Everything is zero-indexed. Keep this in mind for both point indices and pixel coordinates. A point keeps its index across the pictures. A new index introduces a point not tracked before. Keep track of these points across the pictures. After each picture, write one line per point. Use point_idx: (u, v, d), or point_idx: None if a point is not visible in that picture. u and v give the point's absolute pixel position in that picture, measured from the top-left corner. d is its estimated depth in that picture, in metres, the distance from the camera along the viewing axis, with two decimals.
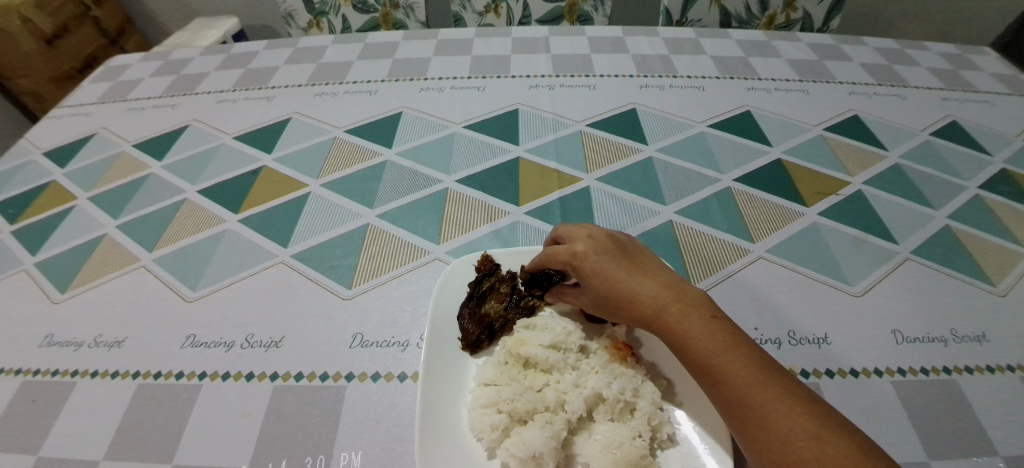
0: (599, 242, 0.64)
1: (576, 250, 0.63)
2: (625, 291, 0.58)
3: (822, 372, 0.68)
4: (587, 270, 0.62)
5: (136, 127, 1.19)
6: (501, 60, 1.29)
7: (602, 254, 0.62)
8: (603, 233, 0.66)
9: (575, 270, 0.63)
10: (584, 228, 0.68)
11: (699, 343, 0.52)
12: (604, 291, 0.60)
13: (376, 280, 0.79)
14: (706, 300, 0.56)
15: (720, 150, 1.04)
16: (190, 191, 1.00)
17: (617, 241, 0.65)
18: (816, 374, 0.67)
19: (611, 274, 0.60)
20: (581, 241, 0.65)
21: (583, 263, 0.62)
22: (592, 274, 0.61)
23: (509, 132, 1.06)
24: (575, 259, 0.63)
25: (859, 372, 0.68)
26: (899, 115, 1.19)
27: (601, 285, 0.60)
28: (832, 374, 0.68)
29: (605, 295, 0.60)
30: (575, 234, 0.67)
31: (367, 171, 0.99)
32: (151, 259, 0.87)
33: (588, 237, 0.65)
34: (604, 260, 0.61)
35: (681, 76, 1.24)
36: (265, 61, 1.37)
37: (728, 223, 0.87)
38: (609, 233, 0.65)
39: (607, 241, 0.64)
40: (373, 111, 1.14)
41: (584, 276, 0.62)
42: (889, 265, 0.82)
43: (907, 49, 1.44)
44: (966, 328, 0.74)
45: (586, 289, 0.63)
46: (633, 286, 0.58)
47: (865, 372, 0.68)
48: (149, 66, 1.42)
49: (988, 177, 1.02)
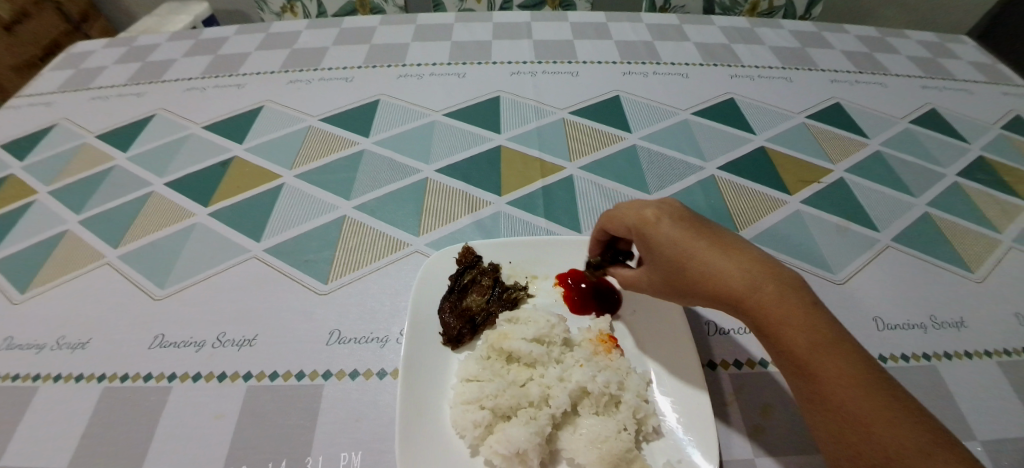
0: (674, 215, 0.59)
1: (647, 217, 0.59)
2: (705, 263, 0.53)
3: None
4: (659, 242, 0.57)
5: (99, 116, 1.12)
6: (483, 45, 1.26)
7: (678, 223, 0.58)
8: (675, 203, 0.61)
9: (644, 239, 0.59)
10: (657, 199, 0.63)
11: (792, 326, 0.48)
12: (679, 262, 0.55)
13: (354, 274, 0.76)
14: (799, 283, 0.52)
15: (704, 138, 1.03)
16: (157, 184, 0.95)
17: (692, 215, 0.60)
18: None
19: (688, 244, 0.55)
20: (654, 211, 0.60)
21: (654, 230, 0.58)
22: (666, 243, 0.57)
23: (491, 120, 1.04)
24: (647, 226, 0.59)
25: None
26: (880, 103, 1.19)
27: (675, 255, 0.56)
28: None
29: (678, 267, 0.55)
30: (647, 201, 0.62)
31: (344, 161, 0.95)
32: (117, 255, 0.82)
33: (662, 209, 0.60)
34: (680, 228, 0.57)
35: (665, 63, 1.23)
36: (236, 47, 1.31)
37: (712, 211, 0.87)
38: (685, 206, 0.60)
39: (684, 214, 0.59)
40: (350, 99, 1.10)
41: (654, 245, 0.58)
42: (870, 253, 0.83)
43: (887, 37, 1.45)
44: (945, 315, 0.75)
45: (655, 260, 0.58)
46: (717, 258, 0.53)
47: None
48: (112, 52, 1.35)
49: (966, 165, 1.04)
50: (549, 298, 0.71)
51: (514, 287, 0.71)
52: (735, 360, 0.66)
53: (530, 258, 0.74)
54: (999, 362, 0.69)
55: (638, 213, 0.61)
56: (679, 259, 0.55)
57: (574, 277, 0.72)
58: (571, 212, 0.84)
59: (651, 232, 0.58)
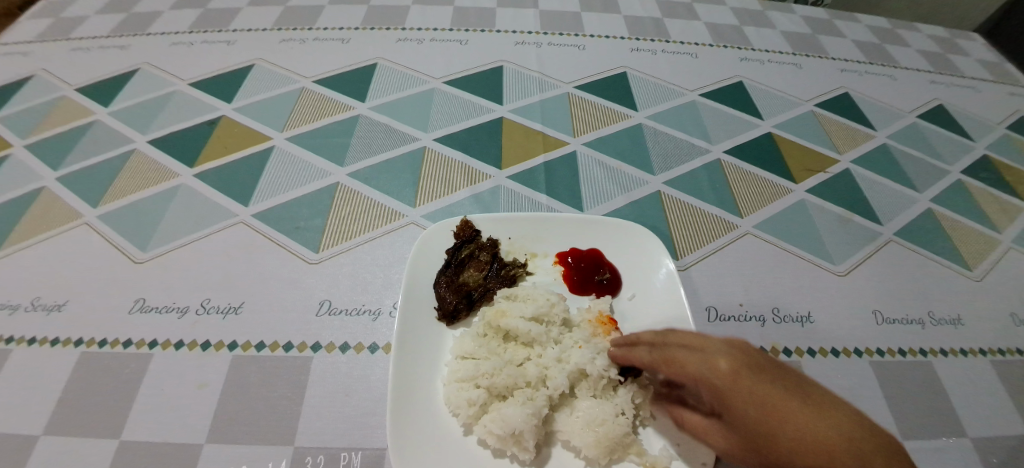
0: (744, 356, 0.44)
1: (719, 364, 0.44)
2: (804, 440, 0.36)
3: (874, 351, 0.69)
4: (735, 397, 0.42)
5: (79, 69, 1.05)
6: (486, 13, 1.20)
7: (761, 373, 0.42)
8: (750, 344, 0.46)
9: (716, 394, 0.43)
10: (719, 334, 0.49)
11: None
12: (763, 431, 0.39)
13: (346, 244, 0.73)
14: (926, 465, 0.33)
15: (712, 120, 1.00)
16: (139, 142, 0.89)
17: (767, 357, 0.44)
18: (869, 353, 0.69)
19: (772, 408, 0.39)
20: (718, 350, 0.46)
21: (727, 380, 0.43)
22: (745, 402, 0.41)
23: (492, 91, 0.99)
24: (719, 379, 0.43)
25: (885, 351, 0.69)
26: (889, 96, 1.17)
27: (760, 421, 0.39)
28: (883, 353, 0.69)
29: (767, 439, 0.38)
30: (709, 341, 0.48)
31: (338, 126, 0.91)
32: (96, 215, 0.78)
33: (727, 347, 0.46)
34: (764, 387, 0.40)
35: (674, 42, 1.19)
36: (226, 1, 1.23)
37: (717, 196, 0.85)
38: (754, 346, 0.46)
39: (755, 357, 0.44)
40: (345, 61, 1.04)
41: (729, 404, 0.42)
42: (873, 245, 0.82)
43: (899, 29, 1.42)
44: (942, 311, 0.75)
45: (731, 419, 0.42)
46: (816, 426, 0.36)
47: (890, 351, 0.69)
48: (94, 1, 1.26)
49: (970, 162, 1.03)
50: (548, 276, 0.69)
51: (513, 264, 0.68)
52: None
53: (530, 235, 0.71)
54: (992, 360, 0.70)
55: (703, 359, 0.46)
56: (768, 429, 0.39)
57: (574, 255, 0.70)
58: (573, 190, 0.82)
59: (723, 383, 0.43)
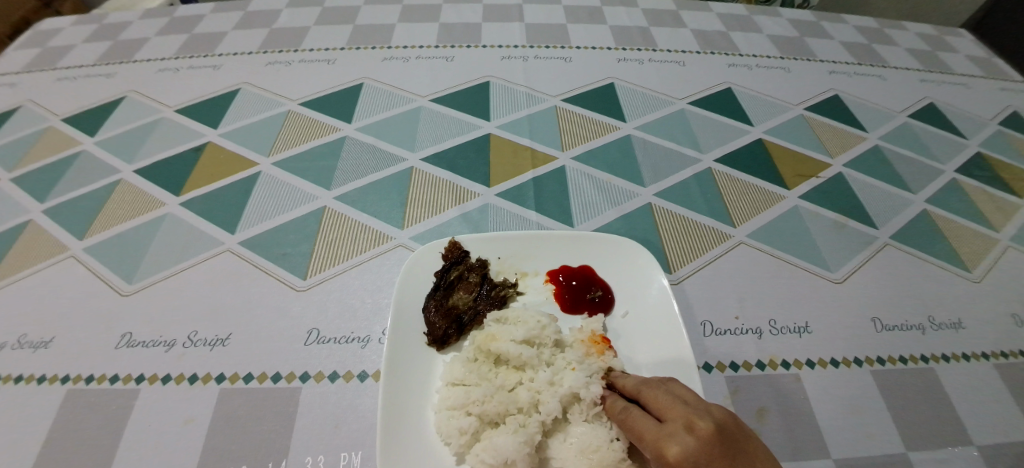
0: (698, 444, 0.41)
1: (671, 452, 0.42)
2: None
3: (874, 360, 0.68)
4: None
5: (66, 98, 1.05)
6: (473, 28, 1.20)
7: None
8: (715, 423, 0.42)
9: None
10: (684, 405, 0.45)
11: None
12: None
13: (333, 269, 0.72)
14: None
15: (701, 128, 1.00)
16: (126, 171, 0.89)
17: (727, 445, 0.40)
18: (869, 362, 0.67)
19: None
20: (675, 435, 0.43)
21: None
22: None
23: (479, 107, 0.99)
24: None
25: (886, 360, 0.68)
26: (879, 96, 1.17)
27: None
28: (884, 361, 0.68)
29: None
30: (672, 417, 0.45)
31: (324, 148, 0.90)
32: (82, 247, 0.77)
33: (685, 431, 0.43)
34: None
35: (661, 50, 1.19)
36: (212, 26, 1.23)
37: (709, 206, 0.84)
38: (717, 426, 0.42)
39: (712, 446, 0.40)
40: (331, 83, 1.04)
41: None
42: (869, 250, 0.81)
43: (886, 29, 1.42)
44: (942, 315, 0.74)
45: None
46: None
47: (890, 359, 0.68)
48: (82, 30, 1.26)
49: (964, 161, 1.03)
50: (539, 296, 0.68)
51: (503, 285, 0.67)
52: (732, 362, 0.65)
53: (520, 254, 0.70)
54: (995, 364, 0.69)
55: (659, 440, 0.44)
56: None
57: (565, 273, 0.69)
58: (563, 205, 0.81)
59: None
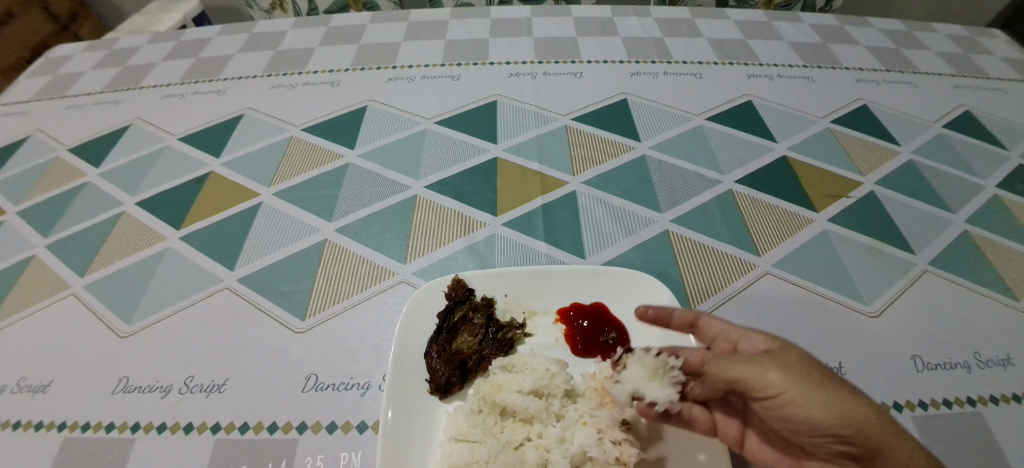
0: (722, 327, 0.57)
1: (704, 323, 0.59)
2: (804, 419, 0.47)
3: (915, 404, 0.62)
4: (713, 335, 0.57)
5: (74, 127, 1.05)
6: (479, 44, 1.17)
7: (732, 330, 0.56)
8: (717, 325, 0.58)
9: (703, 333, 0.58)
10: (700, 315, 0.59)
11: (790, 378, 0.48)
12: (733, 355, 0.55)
13: (333, 308, 0.69)
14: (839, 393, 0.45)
15: (720, 146, 0.94)
16: (129, 203, 0.88)
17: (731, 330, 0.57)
18: (910, 407, 0.61)
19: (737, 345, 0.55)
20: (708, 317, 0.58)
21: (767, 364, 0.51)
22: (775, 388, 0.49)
23: (486, 128, 0.95)
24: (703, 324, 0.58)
25: (928, 404, 0.62)
26: (910, 105, 1.10)
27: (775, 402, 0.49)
28: (926, 406, 0.62)
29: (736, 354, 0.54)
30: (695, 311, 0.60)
31: (327, 176, 0.88)
32: (83, 284, 0.75)
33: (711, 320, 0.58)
34: (818, 364, 0.47)
35: (676, 62, 1.14)
36: (218, 49, 1.22)
37: (731, 232, 0.78)
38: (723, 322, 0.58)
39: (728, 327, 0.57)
40: (334, 106, 1.02)
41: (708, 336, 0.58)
42: (906, 279, 0.75)
43: (914, 31, 1.35)
44: (989, 351, 0.67)
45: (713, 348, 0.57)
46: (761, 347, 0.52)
47: (933, 404, 0.62)
48: (91, 56, 1.27)
49: (1005, 174, 0.95)
50: (548, 338, 0.64)
51: (510, 326, 0.64)
52: None
53: (528, 291, 0.66)
54: None
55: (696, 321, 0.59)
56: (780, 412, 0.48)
57: (577, 311, 0.65)
58: (574, 234, 0.76)
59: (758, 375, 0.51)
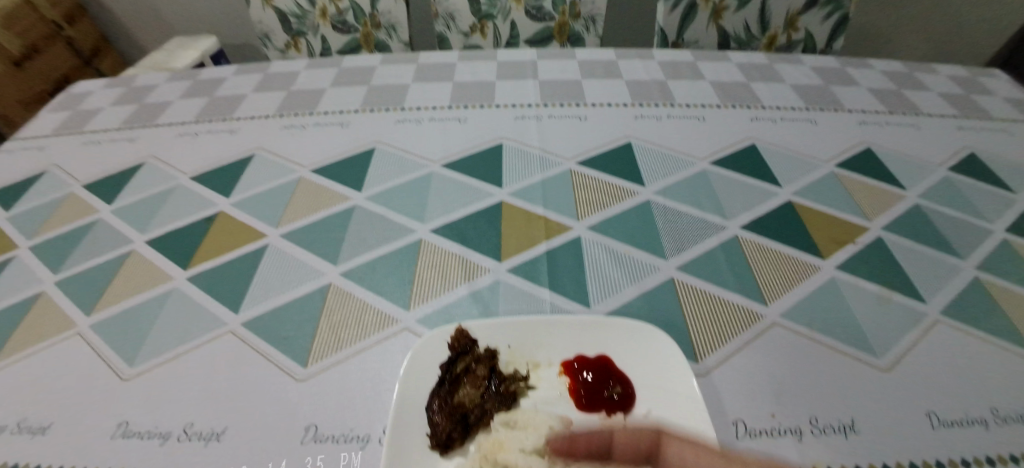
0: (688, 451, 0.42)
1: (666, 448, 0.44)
2: None
3: (932, 463, 0.58)
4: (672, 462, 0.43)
5: (90, 163, 1.08)
6: (485, 87, 1.20)
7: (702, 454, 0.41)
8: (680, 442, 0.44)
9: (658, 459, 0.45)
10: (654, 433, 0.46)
11: None
12: None
13: (334, 357, 0.68)
14: None
15: (724, 191, 0.95)
16: (138, 241, 0.89)
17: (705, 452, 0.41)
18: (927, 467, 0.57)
19: None
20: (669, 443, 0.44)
21: None
22: None
23: (491, 172, 0.97)
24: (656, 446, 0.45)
25: (946, 464, 0.58)
26: (915, 148, 1.10)
27: None
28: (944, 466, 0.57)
29: None
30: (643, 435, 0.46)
31: (333, 218, 0.89)
32: (88, 324, 0.75)
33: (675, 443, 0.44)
34: None
35: (680, 105, 1.16)
36: (232, 88, 1.27)
37: (737, 281, 0.78)
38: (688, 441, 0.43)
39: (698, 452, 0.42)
40: (344, 147, 1.04)
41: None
42: (918, 330, 0.73)
43: (916, 72, 1.37)
44: (1008, 406, 0.64)
45: None
46: None
47: (952, 464, 0.58)
48: (110, 92, 1.32)
49: (1015, 217, 0.94)
50: (553, 390, 0.62)
51: (513, 378, 0.63)
52: None
53: (531, 342, 0.66)
54: None
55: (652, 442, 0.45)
56: None
57: (581, 364, 0.64)
58: (578, 281, 0.76)
59: None
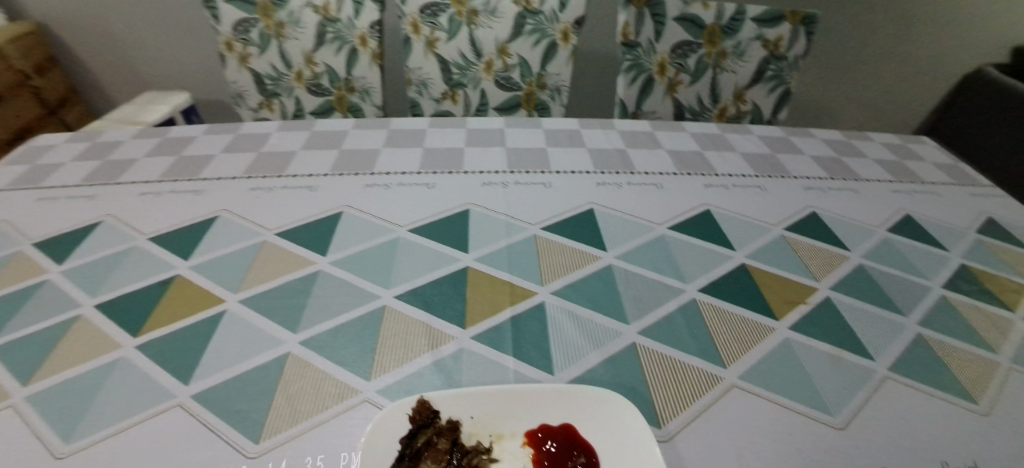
0: None
1: None
2: None
3: None
4: None
5: (41, 221, 1.04)
6: (454, 153, 1.25)
7: None
8: None
9: None
10: None
11: None
12: None
13: (289, 431, 0.64)
14: None
15: (682, 255, 0.99)
16: (87, 305, 0.85)
17: None
18: None
19: None
20: None
21: None
22: None
23: (458, 237, 0.99)
24: None
25: None
26: (855, 211, 1.20)
27: None
28: None
29: None
30: None
31: (297, 283, 0.88)
32: (24, 396, 0.69)
33: None
34: None
35: (639, 173, 1.23)
36: (202, 148, 1.27)
37: (697, 344, 0.80)
38: None
39: None
40: (313, 211, 1.05)
41: None
42: (869, 388, 0.76)
43: (852, 140, 1.51)
44: (959, 460, 0.66)
45: None
46: None
47: None
48: (73, 147, 1.30)
49: (950, 275, 1.02)
50: (516, 463, 0.60)
51: (475, 451, 0.62)
52: None
53: (495, 412, 0.65)
54: None
55: None
56: None
57: (545, 433, 0.63)
58: (542, 348, 0.76)
59: None
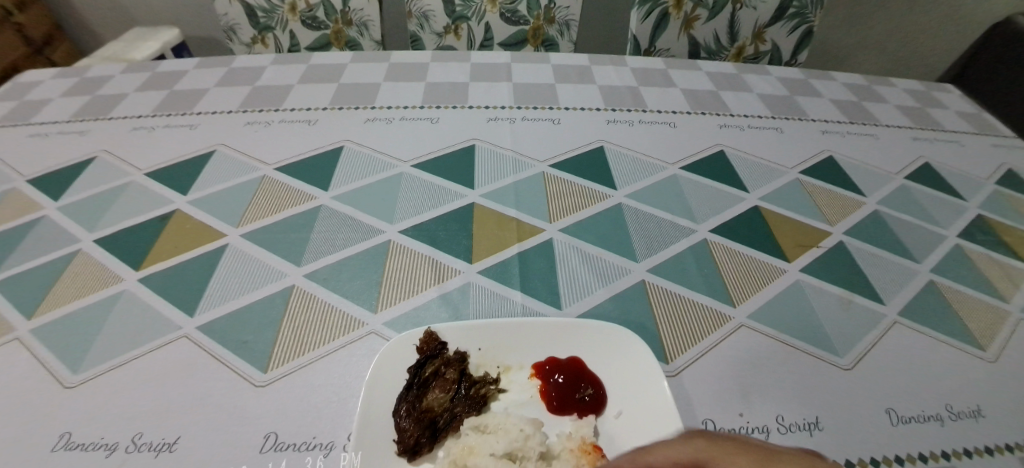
0: None
1: None
2: None
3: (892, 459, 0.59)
4: None
5: (34, 157, 1.00)
6: (457, 88, 1.19)
7: None
8: None
9: None
10: None
11: None
12: None
13: (296, 361, 0.64)
14: None
15: (693, 195, 0.96)
16: (87, 240, 0.83)
17: None
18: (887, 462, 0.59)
19: None
20: None
21: None
22: None
23: (463, 173, 0.96)
24: None
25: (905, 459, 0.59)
26: (873, 157, 1.15)
27: None
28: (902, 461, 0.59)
29: None
30: None
31: (297, 218, 0.85)
32: (31, 328, 0.69)
33: None
34: None
35: (651, 111, 1.17)
36: (193, 82, 1.21)
37: (706, 283, 0.79)
38: None
39: None
40: (311, 146, 1.01)
41: None
42: (878, 331, 0.76)
43: (874, 85, 1.43)
44: (961, 403, 0.67)
45: None
46: None
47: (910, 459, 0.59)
48: (61, 82, 1.24)
49: (965, 224, 1.00)
50: (524, 394, 0.62)
51: (483, 381, 0.62)
52: None
53: (503, 345, 0.64)
54: None
55: None
56: None
57: (552, 366, 0.63)
58: (549, 285, 0.75)
59: None
